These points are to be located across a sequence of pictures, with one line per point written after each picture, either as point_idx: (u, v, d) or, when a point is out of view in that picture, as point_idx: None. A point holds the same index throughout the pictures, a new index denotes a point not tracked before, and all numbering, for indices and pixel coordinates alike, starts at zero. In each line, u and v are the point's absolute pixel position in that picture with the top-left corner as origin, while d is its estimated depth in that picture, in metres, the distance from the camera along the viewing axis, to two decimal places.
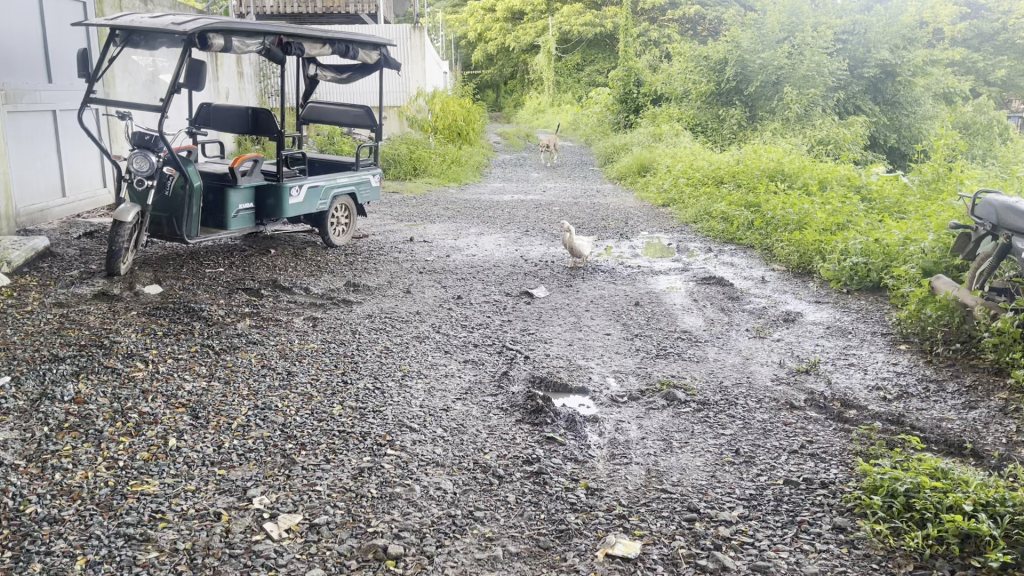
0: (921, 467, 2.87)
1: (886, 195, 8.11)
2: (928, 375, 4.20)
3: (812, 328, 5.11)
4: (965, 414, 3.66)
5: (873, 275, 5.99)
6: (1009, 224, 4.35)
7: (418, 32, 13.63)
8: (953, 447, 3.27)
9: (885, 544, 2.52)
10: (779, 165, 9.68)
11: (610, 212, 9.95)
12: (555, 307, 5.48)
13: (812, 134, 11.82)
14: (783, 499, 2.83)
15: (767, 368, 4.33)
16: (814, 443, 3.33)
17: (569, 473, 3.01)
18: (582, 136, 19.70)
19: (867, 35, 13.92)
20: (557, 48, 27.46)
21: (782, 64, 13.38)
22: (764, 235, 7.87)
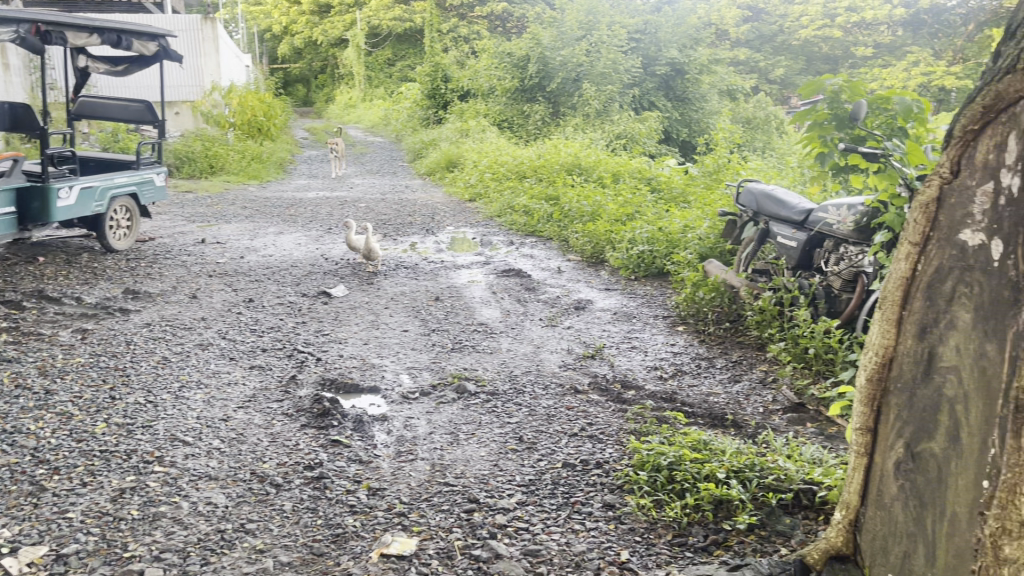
0: (685, 441, 3.07)
1: (672, 186, 8.60)
2: (701, 353, 4.51)
3: (601, 315, 5.35)
4: (730, 387, 3.96)
5: (658, 262, 6.36)
6: (767, 211, 4.80)
7: (211, 24, 13.11)
8: (717, 419, 3.53)
9: (648, 516, 2.67)
10: (577, 158, 10.03)
11: (417, 208, 9.93)
12: (352, 306, 5.39)
13: (610, 129, 12.31)
14: (560, 482, 2.93)
15: (556, 355, 4.48)
16: (593, 425, 3.47)
17: (352, 475, 2.96)
18: (392, 131, 19.51)
19: (658, 34, 14.66)
20: (366, 43, 27.02)
21: (581, 62, 13.97)
22: (562, 227, 8.15)
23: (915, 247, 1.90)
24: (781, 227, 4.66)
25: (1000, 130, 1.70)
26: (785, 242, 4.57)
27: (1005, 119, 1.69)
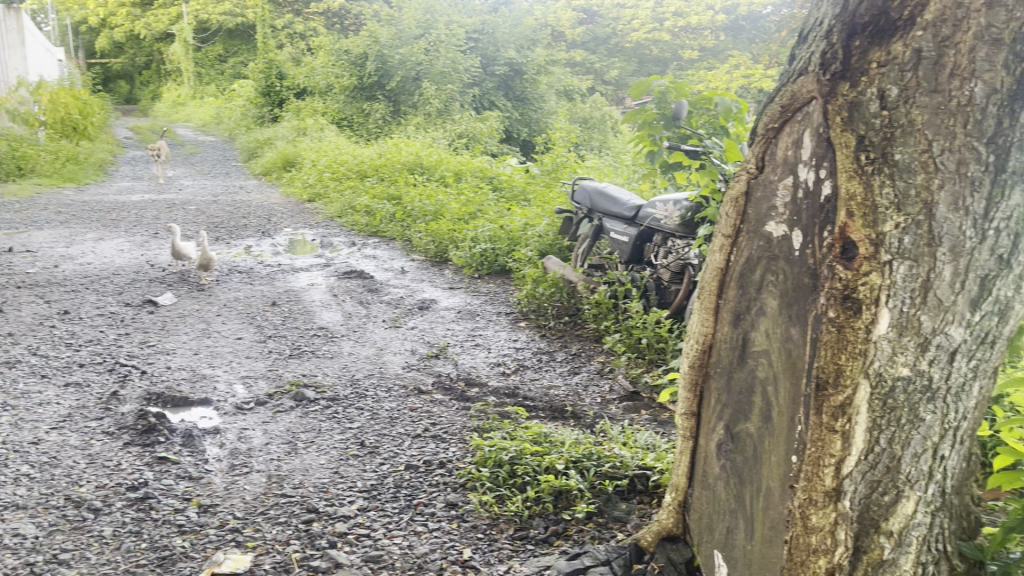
0: (527, 435, 3.11)
1: (513, 184, 8.73)
2: (542, 347, 4.59)
3: (444, 314, 5.34)
4: (569, 380, 4.06)
5: (500, 259, 6.43)
6: (600, 207, 4.98)
7: (14, 13, 12.15)
8: (557, 411, 3.60)
9: (490, 512, 2.68)
10: (418, 157, 9.98)
11: (252, 210, 9.57)
12: (182, 315, 5.11)
13: (451, 128, 12.33)
14: (402, 485, 2.89)
15: (398, 357, 4.43)
16: (437, 424, 3.45)
17: (181, 493, 2.80)
18: (225, 130, 18.71)
19: (495, 34, 14.87)
20: (194, 37, 25.77)
21: (420, 60, 13.94)
22: (405, 226, 8.08)
23: (726, 239, 2.01)
24: (612, 223, 4.83)
25: (796, 127, 1.81)
26: (618, 237, 4.72)
27: (799, 117, 1.80)
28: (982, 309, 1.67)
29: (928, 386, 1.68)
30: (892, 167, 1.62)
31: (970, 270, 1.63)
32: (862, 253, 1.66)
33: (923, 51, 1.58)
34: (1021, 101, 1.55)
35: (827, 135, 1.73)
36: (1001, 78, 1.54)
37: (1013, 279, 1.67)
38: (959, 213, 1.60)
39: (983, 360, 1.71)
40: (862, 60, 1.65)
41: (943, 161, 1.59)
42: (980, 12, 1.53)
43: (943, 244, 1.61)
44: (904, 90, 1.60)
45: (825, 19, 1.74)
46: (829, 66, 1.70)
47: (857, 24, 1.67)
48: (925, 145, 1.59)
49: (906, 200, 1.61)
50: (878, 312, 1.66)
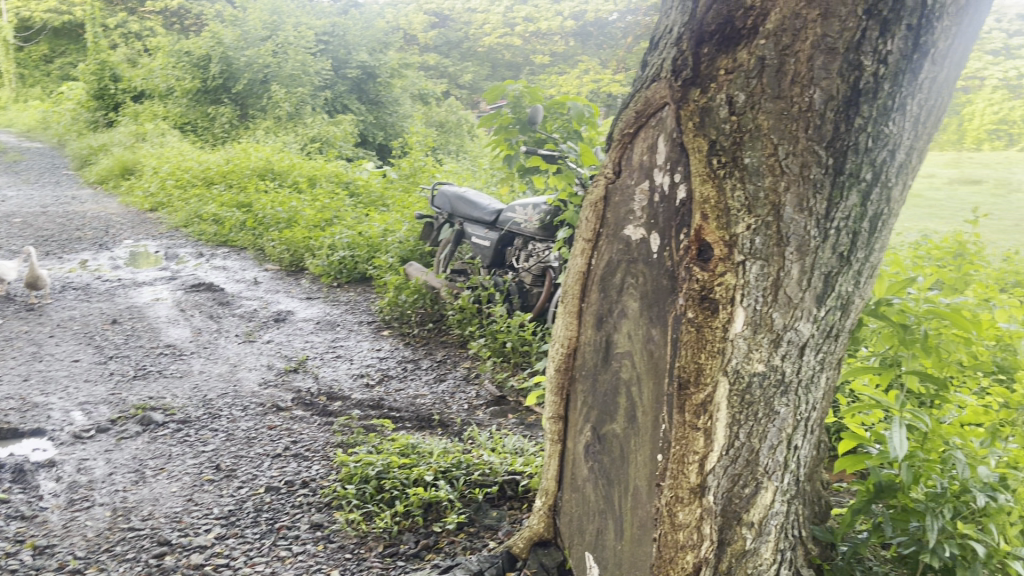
0: (393, 447, 3.04)
1: (370, 189, 8.57)
2: (406, 356, 4.51)
3: (302, 326, 5.16)
4: (435, 388, 4.00)
5: (360, 267, 6.29)
6: (460, 212, 5.03)
7: None
8: (424, 420, 3.55)
9: (358, 530, 2.59)
10: (268, 163, 9.62)
11: (87, 221, 8.92)
12: (8, 338, 4.67)
13: (303, 132, 11.98)
14: (263, 509, 2.75)
15: (254, 373, 4.23)
16: (298, 442, 3.32)
17: (12, 536, 2.55)
18: (53, 136, 17.40)
19: (346, 37, 14.55)
20: (14, 35, 23.85)
21: (268, 62, 13.47)
22: (257, 235, 7.77)
23: (588, 243, 2.03)
24: (473, 228, 4.86)
25: (651, 132, 1.84)
26: (479, 241, 4.75)
27: (653, 122, 1.83)
28: (827, 305, 1.75)
29: (781, 381, 1.77)
30: (742, 170, 1.67)
31: (815, 267, 1.71)
32: (718, 254, 1.70)
33: (766, 59, 1.63)
34: (855, 106, 1.62)
35: (680, 140, 1.76)
36: (836, 85, 1.60)
37: (852, 274, 1.76)
38: (803, 213, 1.67)
39: (829, 353, 1.82)
40: (710, 67, 1.69)
41: (788, 164, 1.65)
42: (816, 22, 1.59)
43: (790, 243, 1.69)
44: (751, 96, 1.65)
45: (675, 27, 1.77)
46: (680, 73, 1.74)
47: (704, 32, 1.70)
48: (771, 148, 1.65)
49: (756, 202, 1.67)
50: (734, 311, 1.71)
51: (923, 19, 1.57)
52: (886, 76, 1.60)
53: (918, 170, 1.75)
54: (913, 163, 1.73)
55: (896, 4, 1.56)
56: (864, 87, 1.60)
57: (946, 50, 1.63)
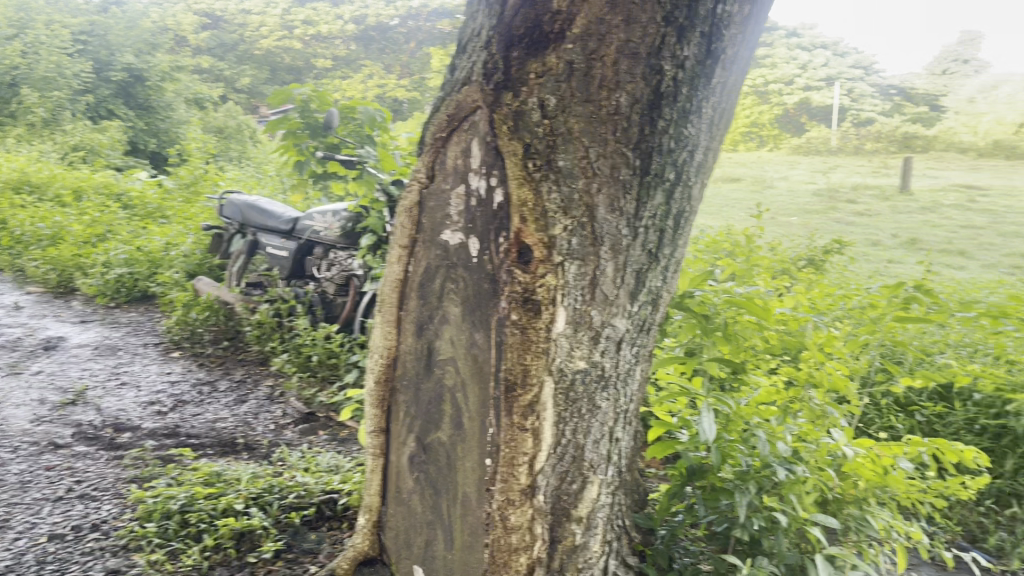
0: (196, 477, 2.82)
1: (146, 201, 7.95)
2: (201, 378, 4.21)
3: (77, 352, 4.67)
4: (237, 410, 3.76)
5: (140, 285, 5.82)
6: (253, 221, 4.81)
7: None
8: (227, 445, 3.33)
9: (163, 571, 2.36)
10: (23, 173, 8.63)
11: None
12: None
13: (62, 140, 10.88)
14: (47, 560, 2.45)
15: (24, 408, 3.77)
16: (83, 481, 2.99)
17: None
18: None
19: (107, 37, 13.19)
20: None
21: (16, 64, 12.18)
22: (14, 255, 6.95)
23: (403, 249, 1.96)
24: (269, 238, 4.67)
25: (463, 136, 1.81)
26: (275, 252, 4.57)
27: (465, 126, 1.79)
28: (640, 300, 1.82)
29: (601, 376, 1.82)
30: (557, 173, 1.70)
31: (627, 265, 1.78)
32: (538, 256, 1.71)
33: (574, 63, 1.66)
34: (657, 110, 1.69)
35: (494, 143, 1.75)
36: (641, 89, 1.67)
37: (660, 270, 1.84)
38: (615, 213, 1.73)
39: (642, 346, 1.89)
40: (521, 70, 1.69)
41: (600, 165, 1.70)
42: (619, 28, 1.64)
43: (604, 243, 1.74)
44: (561, 100, 1.67)
45: (482, 30, 1.76)
46: (491, 76, 1.73)
47: (513, 35, 1.70)
48: (583, 151, 1.69)
49: (571, 203, 1.70)
50: (555, 311, 1.73)
51: (714, 27, 1.68)
52: (683, 80, 1.69)
53: (712, 170, 1.86)
54: (708, 164, 1.84)
55: (691, 13, 1.65)
56: (665, 90, 1.68)
57: (734, 57, 1.74)
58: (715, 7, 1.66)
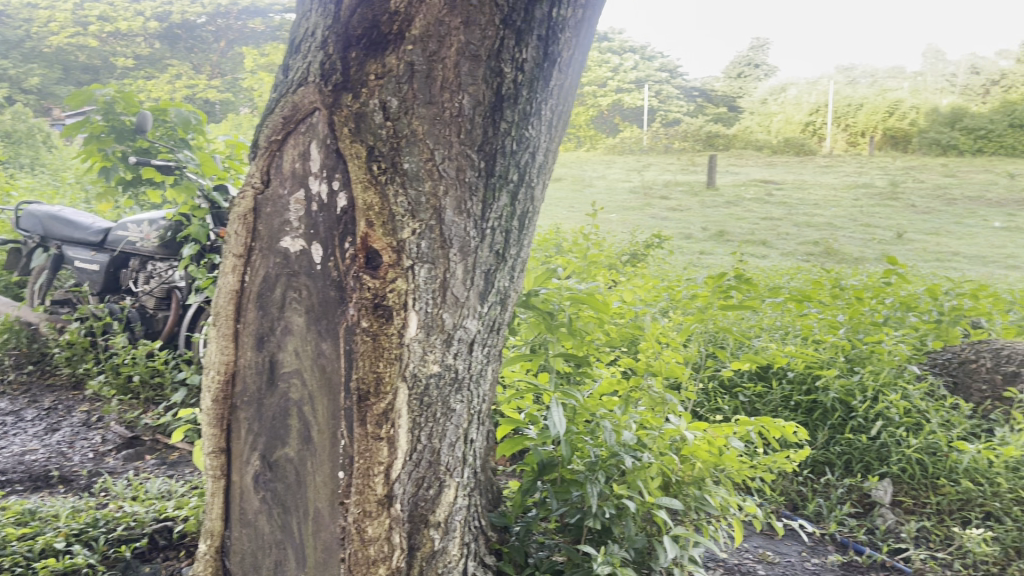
0: (5, 517, 2.54)
1: None
2: (2, 408, 3.81)
3: None
4: (48, 440, 3.44)
5: None
6: (57, 233, 4.39)
7: None
8: (40, 480, 3.04)
9: None
10: None
11: None
12: None
13: None
14: None
15: None
16: None
17: None
18: None
19: None
20: None
21: None
22: None
23: (238, 259, 1.84)
24: (76, 251, 4.27)
25: (301, 139, 1.73)
26: (84, 266, 4.19)
27: (302, 129, 1.73)
28: (489, 300, 1.84)
29: (454, 378, 1.81)
30: (403, 176, 1.67)
31: (476, 266, 1.78)
32: (387, 261, 1.68)
33: (414, 65, 1.64)
34: (499, 112, 1.71)
35: (335, 146, 1.70)
36: (482, 91, 1.67)
37: (507, 270, 1.86)
38: (462, 215, 1.73)
39: (492, 346, 1.90)
40: (360, 71, 1.66)
41: (445, 168, 1.69)
42: (459, 29, 1.64)
43: (453, 245, 1.73)
44: (403, 102, 1.65)
45: (317, 30, 1.71)
46: (329, 77, 1.68)
47: (351, 36, 1.66)
48: (428, 153, 1.67)
49: (418, 207, 1.68)
50: (406, 316, 1.71)
51: (550, 30, 1.71)
52: (523, 82, 1.71)
53: (552, 171, 1.90)
54: (548, 165, 1.88)
55: (528, 16, 1.67)
56: (506, 93, 1.70)
57: (569, 60, 1.79)
58: (551, 11, 1.69)
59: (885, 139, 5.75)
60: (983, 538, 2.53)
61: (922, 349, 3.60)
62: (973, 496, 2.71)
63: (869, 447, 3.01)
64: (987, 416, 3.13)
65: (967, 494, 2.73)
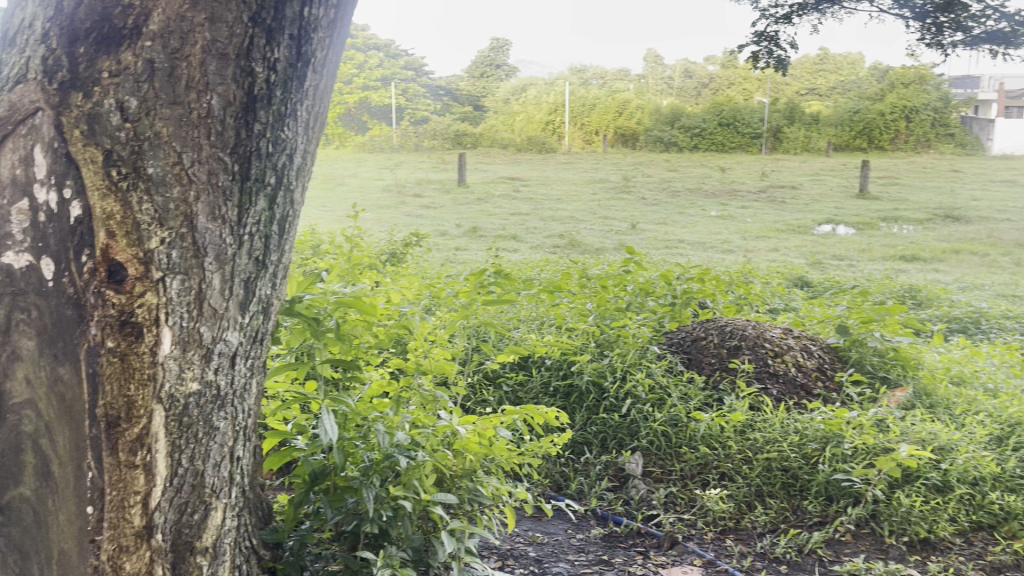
0: None
1: None
2: None
3: None
4: None
5: None
6: None
7: None
8: None
9: None
10: None
11: None
12: None
13: None
14: None
15: None
16: None
17: None
18: None
19: None
20: None
21: None
22: None
23: None
24: None
25: (22, 143, 1.54)
26: None
27: (23, 131, 1.54)
28: (250, 310, 1.76)
29: (216, 395, 1.72)
30: (147, 181, 1.56)
31: (235, 275, 1.70)
32: (133, 274, 1.57)
33: (154, 62, 1.53)
34: (251, 112, 1.63)
35: (64, 150, 1.54)
36: (232, 91, 1.59)
37: (269, 277, 1.78)
38: (217, 222, 1.64)
39: (256, 358, 1.82)
40: (91, 69, 1.52)
41: (195, 172, 1.59)
42: (203, 26, 1.54)
43: (207, 253, 1.64)
44: (144, 102, 1.53)
45: (36, 21, 1.54)
46: (53, 75, 1.52)
47: (78, 29, 1.52)
48: (174, 156, 1.57)
49: (166, 214, 1.58)
50: (159, 332, 1.60)
51: (302, 30, 1.66)
52: (276, 82, 1.65)
53: (311, 173, 1.85)
54: (307, 167, 1.82)
55: (278, 14, 1.61)
56: (258, 93, 1.63)
57: (323, 60, 1.76)
58: (302, 10, 1.65)
59: (616, 136, 8.28)
60: (720, 496, 2.83)
61: (660, 331, 3.95)
62: (710, 459, 3.01)
63: (621, 424, 3.24)
64: (716, 386, 3.49)
65: (705, 459, 3.03)
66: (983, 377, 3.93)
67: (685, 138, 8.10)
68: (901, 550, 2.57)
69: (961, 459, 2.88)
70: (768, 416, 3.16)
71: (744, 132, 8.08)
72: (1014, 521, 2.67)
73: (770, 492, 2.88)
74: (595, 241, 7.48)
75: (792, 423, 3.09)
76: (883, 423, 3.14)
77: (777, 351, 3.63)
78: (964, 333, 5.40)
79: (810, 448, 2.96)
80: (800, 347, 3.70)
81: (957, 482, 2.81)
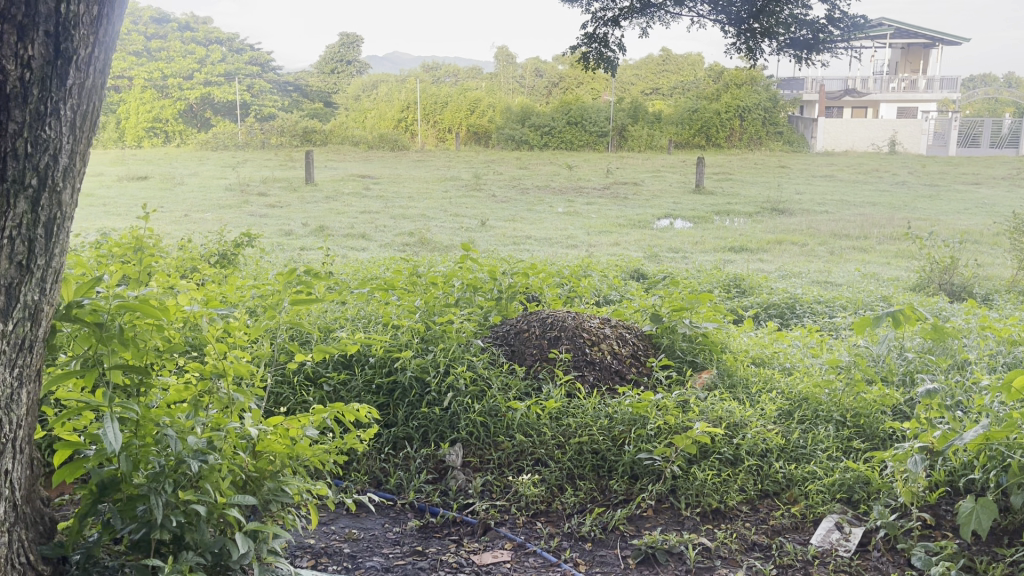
0: None
1: None
2: None
3: None
4: None
5: None
6: None
7: None
8: None
9: None
10: None
11: None
12: None
13: None
14: None
15: None
16: None
17: None
18: None
19: None
20: None
21: None
22: None
23: None
24: None
25: None
26: None
27: None
28: (13, 317, 1.72)
29: None
30: None
31: None
32: None
33: None
34: (5, 110, 1.63)
35: None
36: None
37: (35, 282, 1.75)
38: None
39: (24, 366, 1.79)
40: None
41: None
42: None
43: None
44: None
45: None
46: None
47: None
48: None
49: None
50: None
51: (59, 27, 1.67)
52: (32, 81, 1.65)
53: (83, 175, 1.83)
54: (77, 167, 1.80)
55: (29, 11, 1.63)
56: (11, 91, 1.63)
57: (88, 58, 1.76)
58: (58, 6, 1.66)
59: (469, 134, 8.47)
60: (532, 481, 2.94)
61: (485, 324, 4.05)
62: (525, 446, 3.13)
63: (442, 417, 3.30)
64: (536, 375, 3.63)
65: (521, 446, 3.14)
66: (781, 358, 4.25)
67: (535, 136, 8.38)
68: (695, 521, 2.76)
69: (751, 433, 3.14)
70: (582, 402, 3.31)
71: (590, 130, 8.39)
72: (795, 487, 2.94)
73: (581, 474, 3.02)
74: (444, 239, 7.53)
75: (603, 408, 3.26)
76: (686, 403, 3.36)
77: (594, 339, 3.79)
78: (780, 318, 5.80)
79: (617, 430, 3.13)
80: (616, 336, 3.90)
81: (746, 455, 3.07)
